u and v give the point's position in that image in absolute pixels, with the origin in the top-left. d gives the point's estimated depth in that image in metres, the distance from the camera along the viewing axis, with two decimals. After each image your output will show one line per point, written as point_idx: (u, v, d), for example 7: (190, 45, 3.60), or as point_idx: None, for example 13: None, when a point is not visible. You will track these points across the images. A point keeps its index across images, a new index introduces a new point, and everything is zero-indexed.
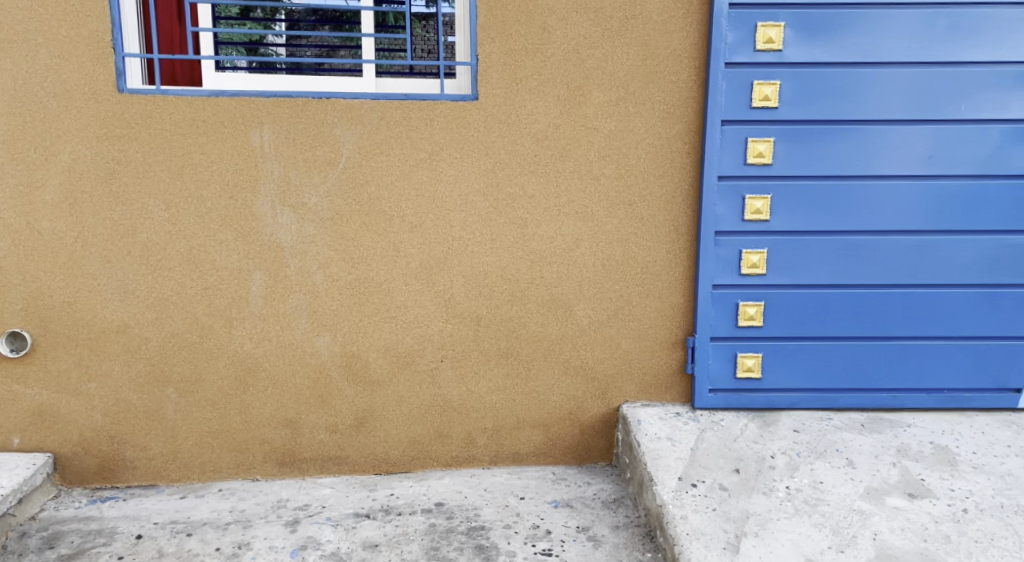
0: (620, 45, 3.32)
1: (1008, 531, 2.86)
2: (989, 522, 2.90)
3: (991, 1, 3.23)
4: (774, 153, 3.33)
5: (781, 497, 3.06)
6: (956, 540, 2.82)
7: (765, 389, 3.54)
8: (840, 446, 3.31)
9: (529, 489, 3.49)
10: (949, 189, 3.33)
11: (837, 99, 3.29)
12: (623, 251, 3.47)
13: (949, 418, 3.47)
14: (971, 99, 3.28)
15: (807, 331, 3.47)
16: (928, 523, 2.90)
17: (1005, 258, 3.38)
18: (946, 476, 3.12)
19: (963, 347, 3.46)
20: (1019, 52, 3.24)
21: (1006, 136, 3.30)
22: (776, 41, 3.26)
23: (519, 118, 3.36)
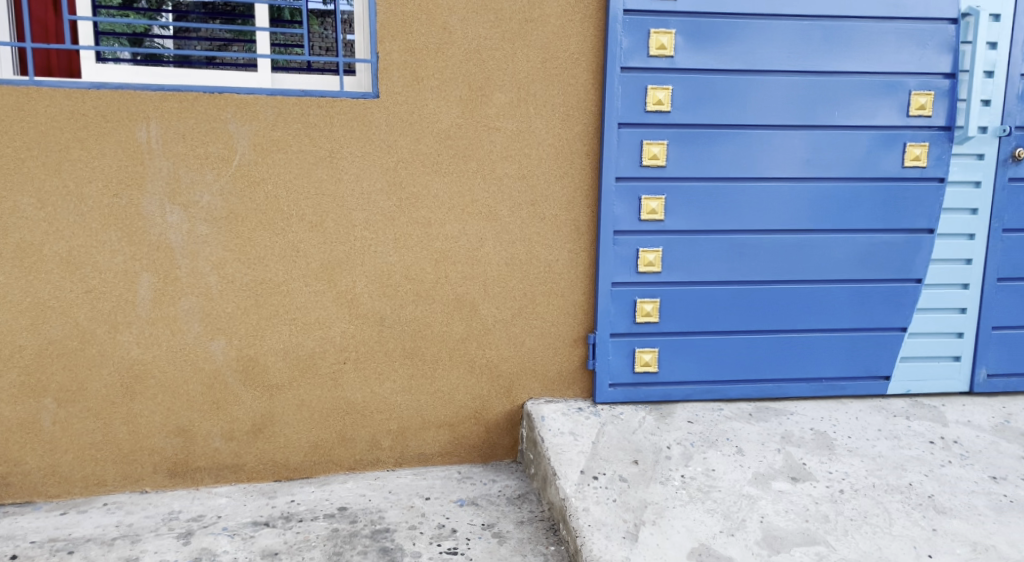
0: (521, 47, 3.37)
1: (879, 508, 3.08)
2: (863, 501, 3.11)
3: (861, 16, 3.46)
4: (667, 155, 3.47)
5: (676, 486, 3.19)
6: (834, 519, 3.02)
7: (661, 382, 3.68)
8: (730, 435, 3.49)
9: (434, 489, 3.48)
10: (826, 191, 3.56)
11: (724, 104, 3.46)
12: (525, 250, 3.52)
13: (828, 405, 3.71)
14: (843, 107, 3.51)
15: (699, 325, 3.63)
16: (809, 504, 3.09)
17: (875, 255, 3.63)
18: (825, 460, 3.34)
19: (839, 338, 3.70)
20: (885, 63, 3.49)
21: (875, 141, 3.54)
22: (668, 47, 3.40)
23: (420, 118, 3.36)
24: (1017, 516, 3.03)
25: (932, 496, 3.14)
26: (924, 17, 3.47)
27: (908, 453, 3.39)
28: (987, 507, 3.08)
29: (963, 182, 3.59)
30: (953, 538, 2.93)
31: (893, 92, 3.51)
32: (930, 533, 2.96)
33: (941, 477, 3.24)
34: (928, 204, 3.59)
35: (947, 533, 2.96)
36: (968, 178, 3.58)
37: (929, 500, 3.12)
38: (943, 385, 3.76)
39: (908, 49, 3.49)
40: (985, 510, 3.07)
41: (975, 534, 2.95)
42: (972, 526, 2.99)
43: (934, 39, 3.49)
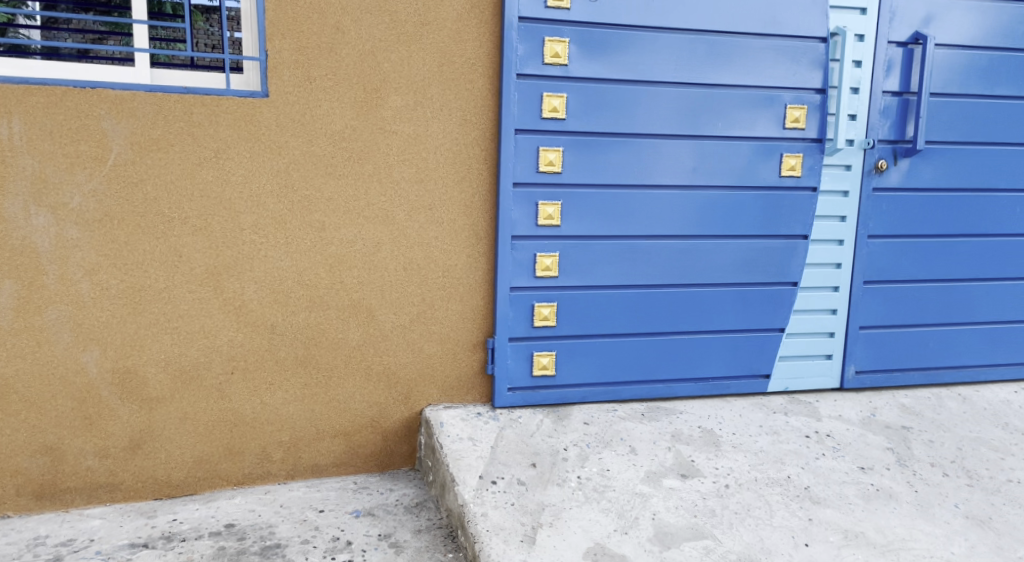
0: (416, 51, 3.35)
1: (761, 501, 3.23)
2: (746, 494, 3.26)
3: (741, 32, 3.64)
4: (563, 162, 3.54)
5: (572, 487, 3.24)
6: (720, 513, 3.15)
7: (558, 385, 3.75)
8: (623, 435, 3.58)
9: (329, 501, 3.39)
10: (712, 199, 3.72)
11: (615, 112, 3.56)
12: (423, 255, 3.49)
13: (714, 404, 3.87)
14: (727, 118, 3.68)
15: (594, 329, 3.72)
16: (697, 499, 3.21)
17: (756, 260, 3.82)
18: (712, 456, 3.48)
19: (724, 339, 3.87)
20: (764, 78, 3.69)
21: (755, 152, 3.73)
22: (562, 56, 3.47)
23: (313, 119, 3.27)
24: (882, 503, 3.25)
25: (808, 488, 3.33)
26: (798, 35, 3.68)
27: (787, 447, 3.58)
28: (857, 496, 3.29)
29: (832, 191, 3.84)
30: (827, 526, 3.11)
31: (770, 105, 3.71)
32: (806, 523, 3.13)
33: (816, 469, 3.44)
34: (802, 211, 3.81)
35: (822, 522, 3.14)
36: (836, 188, 3.83)
37: (805, 491, 3.31)
38: (816, 381, 4.00)
39: (783, 65, 3.69)
40: (854, 499, 3.27)
41: (846, 522, 3.14)
42: (844, 514, 3.18)
43: (807, 56, 3.70)
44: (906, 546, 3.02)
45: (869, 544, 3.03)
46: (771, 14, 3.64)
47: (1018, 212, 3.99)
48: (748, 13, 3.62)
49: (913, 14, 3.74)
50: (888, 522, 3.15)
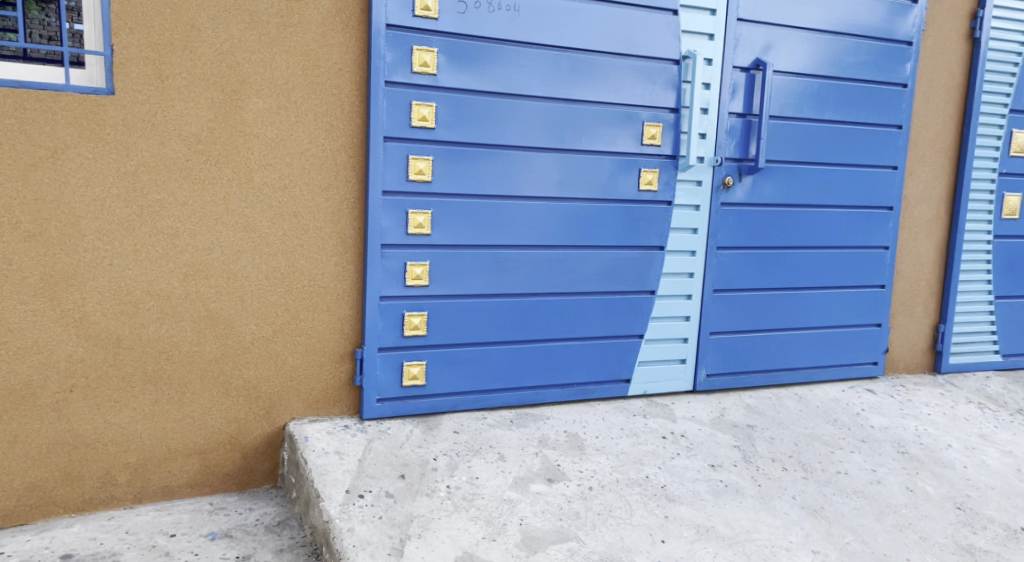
0: (279, 53, 3.34)
1: (622, 501, 3.36)
2: (608, 495, 3.38)
3: (601, 50, 3.82)
4: (432, 170, 3.61)
5: (441, 497, 3.23)
6: (584, 515, 3.24)
7: (429, 395, 3.80)
8: (492, 442, 3.64)
9: (181, 524, 3.22)
10: (576, 211, 3.89)
11: (483, 124, 3.67)
12: (287, 264, 3.48)
13: (579, 409, 4.01)
14: (589, 133, 3.85)
15: (463, 337, 3.80)
16: (563, 503, 3.29)
17: (617, 269, 4.00)
18: (577, 460, 3.59)
19: (585, 347, 4.03)
20: (623, 95, 3.88)
21: (616, 167, 3.92)
22: (430, 65, 3.53)
23: (165, 120, 3.19)
24: (730, 498, 3.47)
25: (665, 486, 3.49)
26: (654, 56, 3.90)
27: (646, 448, 3.75)
28: (708, 492, 3.49)
29: (685, 205, 4.07)
30: (681, 522, 3.28)
31: (629, 122, 3.91)
32: (663, 520, 3.28)
33: (672, 468, 3.62)
34: (658, 224, 4.03)
35: (677, 518, 3.30)
36: (689, 202, 4.07)
37: (662, 490, 3.47)
38: (672, 385, 4.21)
39: (640, 84, 3.91)
40: (706, 495, 3.47)
41: (698, 517, 3.32)
42: (696, 510, 3.36)
43: (662, 77, 3.93)
44: (750, 537, 3.23)
45: (718, 538, 3.21)
46: (628, 36, 3.84)
47: (844, 228, 4.35)
48: (607, 33, 3.81)
49: (754, 41, 4.04)
50: (735, 516, 3.36)
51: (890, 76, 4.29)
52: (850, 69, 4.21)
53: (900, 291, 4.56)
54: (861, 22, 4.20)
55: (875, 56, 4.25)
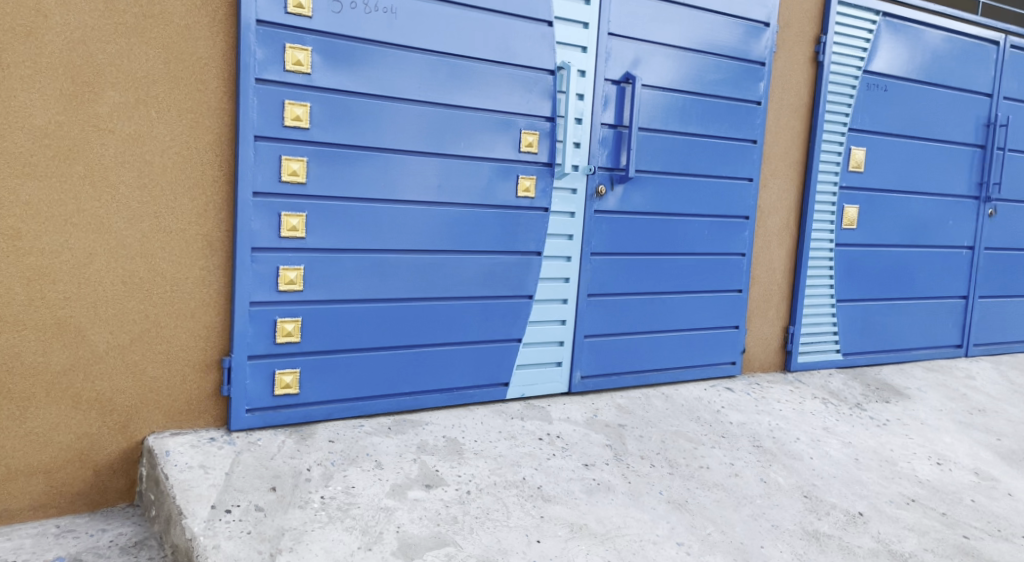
0: (137, 44, 3.18)
1: (499, 504, 3.39)
2: (486, 499, 3.41)
3: (478, 58, 3.86)
4: (307, 172, 3.52)
5: (315, 508, 3.15)
6: (461, 520, 3.25)
7: (302, 403, 3.69)
8: (369, 450, 3.59)
9: (23, 550, 2.98)
10: (454, 215, 3.92)
11: (360, 127, 3.62)
12: (147, 267, 3.31)
13: (457, 413, 4.02)
14: (467, 138, 3.90)
15: (339, 343, 3.73)
16: (440, 508, 3.29)
17: (494, 273, 4.07)
18: (454, 465, 3.59)
19: (461, 351, 4.06)
20: (500, 103, 3.95)
21: (494, 172, 3.99)
22: (304, 64, 3.45)
23: (6, 111, 2.98)
24: (603, 496, 3.59)
25: (540, 487, 3.56)
26: (529, 66, 3.99)
27: (522, 450, 3.81)
28: (581, 491, 3.59)
29: (561, 211, 4.20)
30: (555, 522, 3.35)
31: (507, 129, 3.99)
32: (538, 520, 3.34)
33: (547, 469, 3.70)
34: (535, 230, 4.13)
35: (551, 518, 3.37)
36: (565, 210, 4.20)
37: (537, 490, 3.54)
38: (548, 387, 4.32)
39: (517, 92, 3.98)
40: (579, 494, 3.57)
41: (572, 516, 3.41)
42: (570, 509, 3.45)
43: (538, 86, 4.04)
44: (621, 533, 3.36)
45: (591, 535, 3.31)
46: (505, 44, 3.91)
47: (706, 235, 4.61)
48: (484, 40, 3.86)
49: (623, 56, 4.23)
50: (607, 513, 3.47)
51: (745, 94, 4.59)
52: (710, 86, 4.48)
53: (755, 295, 4.87)
54: (720, 42, 4.47)
55: (733, 74, 4.54)
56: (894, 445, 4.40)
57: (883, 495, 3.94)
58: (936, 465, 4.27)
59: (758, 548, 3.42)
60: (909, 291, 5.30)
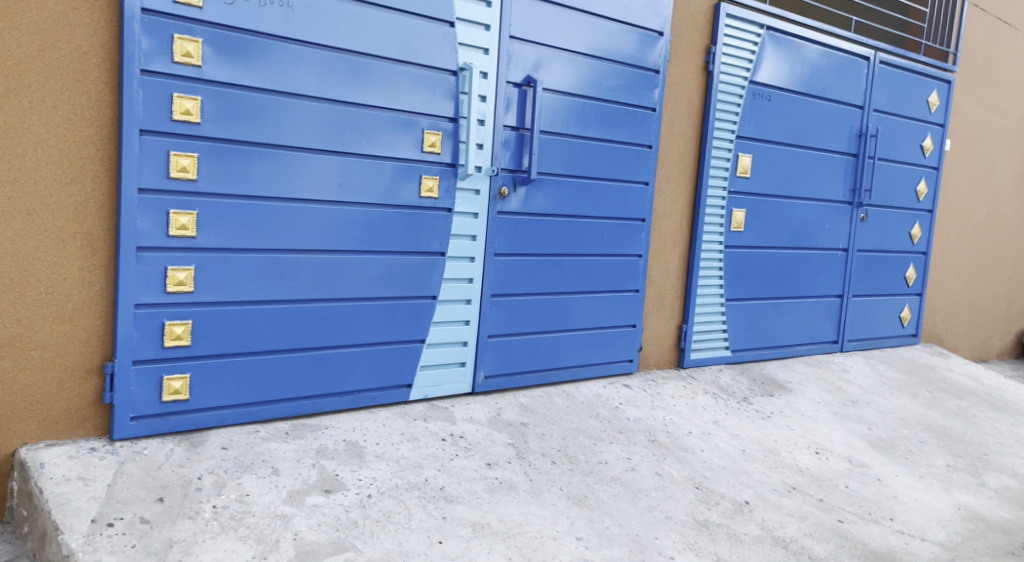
0: (7, 29, 3.01)
1: (400, 506, 3.37)
2: (387, 502, 3.38)
3: (380, 56, 3.83)
4: (198, 169, 3.41)
5: (207, 518, 3.04)
6: (362, 524, 3.21)
7: (193, 410, 3.55)
8: (265, 456, 3.48)
9: None
10: (355, 215, 3.87)
11: (256, 122, 3.52)
12: (18, 267, 3.13)
13: (358, 416, 3.97)
14: (369, 137, 3.86)
15: (234, 346, 3.61)
16: (340, 513, 3.23)
17: (397, 274, 4.05)
18: (355, 468, 3.54)
19: (362, 353, 4.01)
20: (402, 102, 3.93)
21: (396, 172, 3.97)
22: (194, 56, 3.33)
23: None
24: (504, 494, 3.62)
25: (443, 488, 3.56)
26: (431, 66, 3.99)
27: (425, 452, 3.79)
28: (484, 490, 3.62)
29: (464, 212, 4.22)
30: (458, 522, 3.36)
31: (409, 129, 3.98)
32: (440, 521, 3.34)
33: (450, 470, 3.70)
34: (438, 230, 4.15)
35: (453, 518, 3.38)
36: (467, 210, 4.23)
37: (440, 491, 3.53)
38: (451, 388, 4.32)
39: (419, 92, 3.97)
40: (482, 493, 3.59)
41: (474, 515, 3.43)
42: (472, 509, 3.47)
43: (441, 87, 4.03)
44: (522, 530, 3.41)
45: (493, 533, 3.35)
46: (407, 43, 3.88)
47: (604, 237, 4.73)
48: (385, 38, 3.82)
49: (524, 59, 4.29)
50: (508, 511, 3.51)
51: (641, 100, 4.74)
52: (608, 92, 4.60)
53: (651, 294, 5.04)
54: (617, 49, 4.60)
55: (629, 81, 4.68)
56: (777, 436, 4.65)
57: (767, 484, 4.17)
58: (814, 454, 4.55)
59: (653, 539, 3.55)
60: (790, 291, 5.61)
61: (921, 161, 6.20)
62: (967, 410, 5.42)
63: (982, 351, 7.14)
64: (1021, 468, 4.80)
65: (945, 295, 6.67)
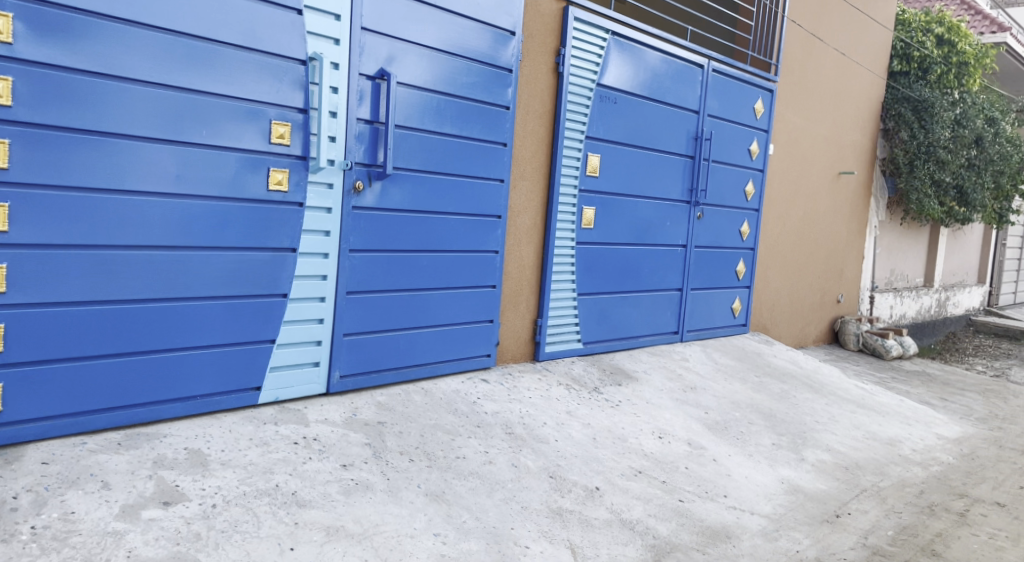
0: None
1: (248, 515, 3.23)
2: (234, 511, 3.22)
3: (221, 41, 3.67)
4: (9, 156, 3.17)
5: (24, 541, 2.81)
6: (205, 536, 3.05)
7: (6, 423, 3.27)
8: (94, 469, 3.23)
9: None
10: (195, 208, 3.68)
11: (80, 107, 3.30)
12: None
13: (201, 422, 3.76)
14: (210, 127, 3.68)
15: (57, 351, 3.37)
16: (180, 526, 3.05)
17: (244, 271, 3.88)
18: (198, 478, 3.35)
19: (206, 355, 3.81)
20: (246, 91, 3.77)
21: (241, 164, 3.80)
22: (3, 32, 3.10)
23: None
24: (360, 495, 3.55)
25: (295, 493, 3.44)
26: (278, 54, 3.85)
27: (276, 456, 3.64)
28: (339, 492, 3.53)
29: (317, 207, 4.10)
30: (311, 527, 3.27)
31: (255, 119, 3.82)
32: (292, 527, 3.24)
33: (303, 473, 3.57)
34: (289, 225, 4.01)
35: (306, 523, 3.29)
36: (321, 205, 4.11)
37: (292, 496, 3.41)
38: (305, 388, 4.19)
39: (266, 81, 3.83)
40: (337, 496, 3.50)
41: (328, 518, 3.35)
42: (326, 512, 3.38)
43: (289, 76, 3.90)
44: (379, 530, 3.37)
45: (348, 535, 3.29)
46: (251, 29, 3.74)
47: (461, 232, 4.76)
48: (226, 24, 3.67)
49: (377, 52, 4.23)
50: (365, 512, 3.46)
51: (494, 98, 4.80)
52: (463, 88, 4.63)
53: (507, 289, 5.12)
54: (470, 47, 4.64)
55: (483, 79, 4.73)
56: (625, 423, 4.88)
57: (616, 469, 4.37)
58: (658, 439, 4.81)
59: (508, 529, 3.63)
60: (634, 285, 5.90)
61: (748, 163, 6.71)
62: (789, 392, 5.93)
63: (802, 338, 7.82)
64: (833, 443, 5.32)
65: (769, 287, 7.25)
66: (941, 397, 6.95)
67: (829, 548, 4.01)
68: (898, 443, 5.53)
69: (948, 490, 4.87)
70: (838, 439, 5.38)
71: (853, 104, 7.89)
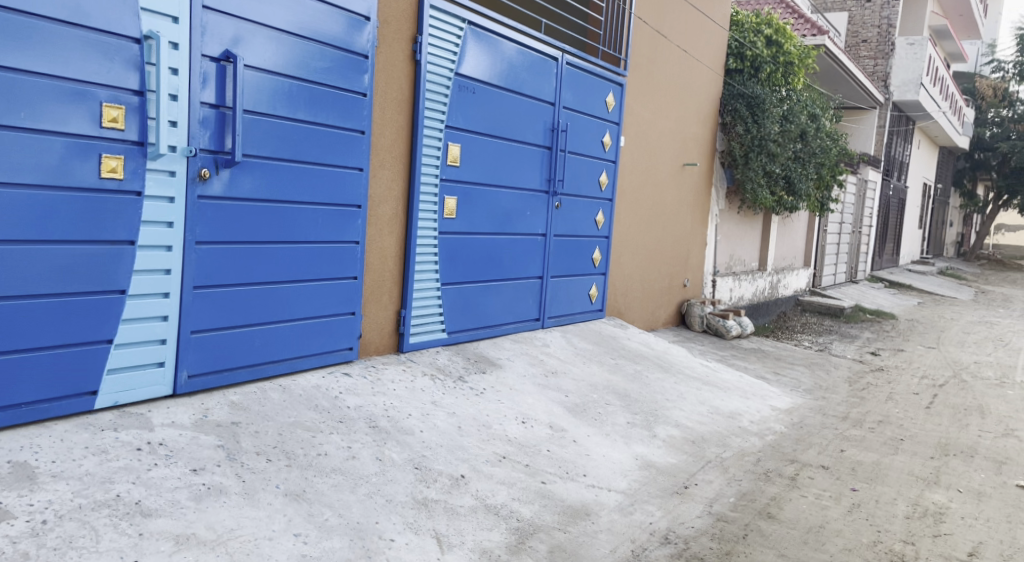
0: None
1: (84, 529, 3.00)
2: (67, 526, 2.98)
3: (40, 15, 3.36)
4: None
5: None
6: (34, 555, 2.82)
7: None
8: None
9: None
10: (14, 198, 3.36)
11: None
12: None
13: (28, 432, 3.43)
14: (30, 108, 3.37)
15: None
16: (4, 547, 2.80)
17: (74, 265, 3.59)
18: (25, 493, 3.07)
19: (31, 358, 3.49)
20: (70, 69, 3.48)
21: (68, 150, 3.51)
22: None
23: None
24: (213, 500, 3.37)
25: (138, 502, 3.22)
26: (107, 31, 3.57)
27: (115, 465, 3.38)
28: (188, 499, 3.33)
29: (157, 197, 3.83)
30: (158, 537, 3.08)
31: (82, 100, 3.53)
32: (136, 539, 3.04)
33: (147, 481, 3.34)
34: (126, 216, 3.73)
35: (152, 533, 3.09)
36: (162, 194, 3.84)
37: (135, 506, 3.19)
38: (148, 391, 3.91)
39: (94, 59, 3.54)
40: (186, 502, 3.30)
41: (177, 527, 3.16)
42: (175, 520, 3.19)
43: (121, 55, 3.62)
44: (233, 535, 3.22)
45: (200, 543, 3.12)
46: (74, 3, 3.45)
47: (318, 223, 4.61)
48: None
49: (222, 32, 4.00)
50: (218, 517, 3.29)
51: (350, 84, 4.68)
52: (316, 73, 4.48)
53: (369, 281, 5.03)
54: (323, 30, 4.49)
55: (337, 64, 4.59)
56: (489, 410, 4.93)
57: (480, 456, 4.41)
58: (521, 424, 4.90)
59: (373, 524, 3.58)
60: (495, 274, 5.95)
61: (601, 154, 6.93)
62: (641, 373, 6.22)
63: (653, 321, 8.20)
64: (681, 419, 5.64)
65: (623, 273, 7.56)
66: (774, 372, 7.52)
67: (678, 518, 4.25)
68: (738, 416, 5.95)
69: (781, 457, 5.30)
70: (685, 415, 5.71)
71: (694, 100, 8.34)
